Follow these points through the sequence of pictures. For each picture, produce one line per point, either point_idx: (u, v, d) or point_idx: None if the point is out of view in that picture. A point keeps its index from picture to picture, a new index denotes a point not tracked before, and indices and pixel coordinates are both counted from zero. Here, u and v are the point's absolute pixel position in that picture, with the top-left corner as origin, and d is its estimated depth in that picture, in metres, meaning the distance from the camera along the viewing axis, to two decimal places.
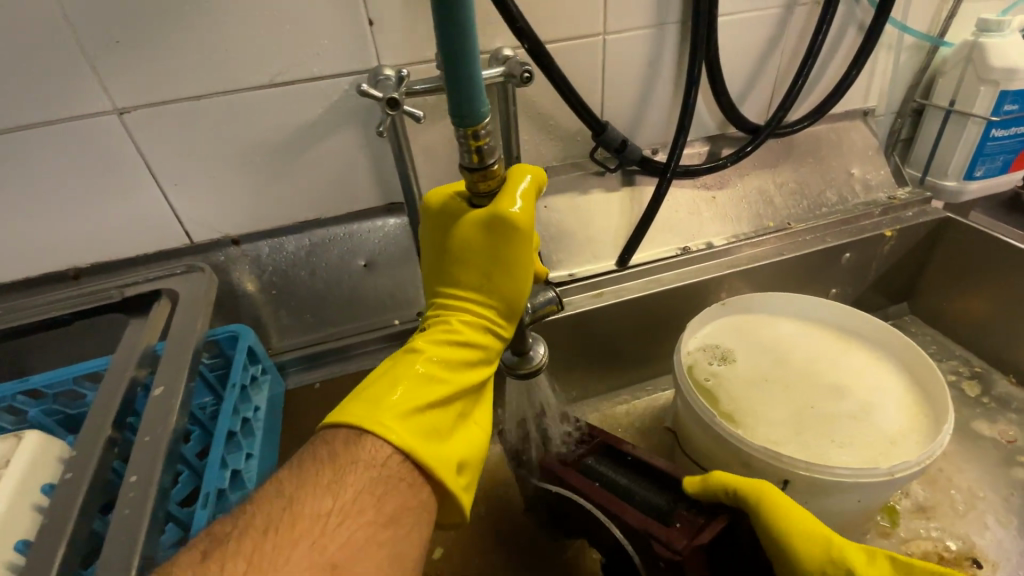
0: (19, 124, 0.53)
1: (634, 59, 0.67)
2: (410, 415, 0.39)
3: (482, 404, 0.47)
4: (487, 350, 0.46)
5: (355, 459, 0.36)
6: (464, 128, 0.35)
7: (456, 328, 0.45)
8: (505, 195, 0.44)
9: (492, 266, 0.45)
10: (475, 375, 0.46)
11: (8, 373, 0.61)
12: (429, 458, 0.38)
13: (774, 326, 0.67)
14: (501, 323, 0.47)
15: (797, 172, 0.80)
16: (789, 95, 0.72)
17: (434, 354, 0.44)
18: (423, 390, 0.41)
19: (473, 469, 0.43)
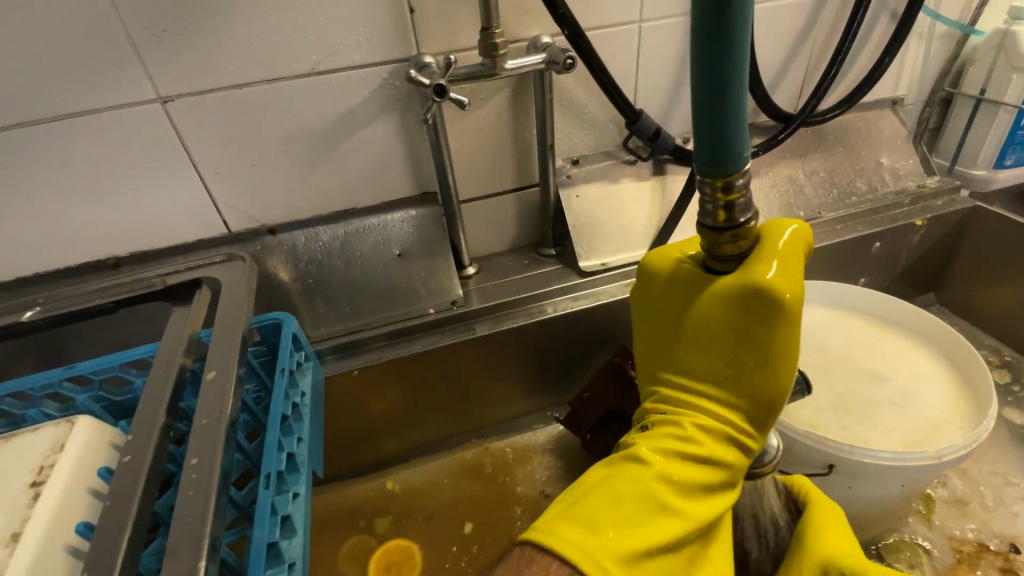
0: (66, 113, 0.53)
1: (669, 48, 0.68)
2: (633, 559, 0.36)
3: (718, 539, 0.43)
4: (723, 467, 0.43)
5: None
6: (715, 183, 0.33)
7: (692, 437, 0.43)
8: (758, 258, 0.41)
9: (742, 359, 0.42)
10: (713, 499, 0.42)
11: (51, 361, 0.62)
12: None
13: (808, 314, 0.67)
14: (748, 431, 0.43)
15: (826, 162, 0.80)
16: (822, 84, 0.72)
17: (669, 471, 0.41)
18: (645, 525, 0.38)
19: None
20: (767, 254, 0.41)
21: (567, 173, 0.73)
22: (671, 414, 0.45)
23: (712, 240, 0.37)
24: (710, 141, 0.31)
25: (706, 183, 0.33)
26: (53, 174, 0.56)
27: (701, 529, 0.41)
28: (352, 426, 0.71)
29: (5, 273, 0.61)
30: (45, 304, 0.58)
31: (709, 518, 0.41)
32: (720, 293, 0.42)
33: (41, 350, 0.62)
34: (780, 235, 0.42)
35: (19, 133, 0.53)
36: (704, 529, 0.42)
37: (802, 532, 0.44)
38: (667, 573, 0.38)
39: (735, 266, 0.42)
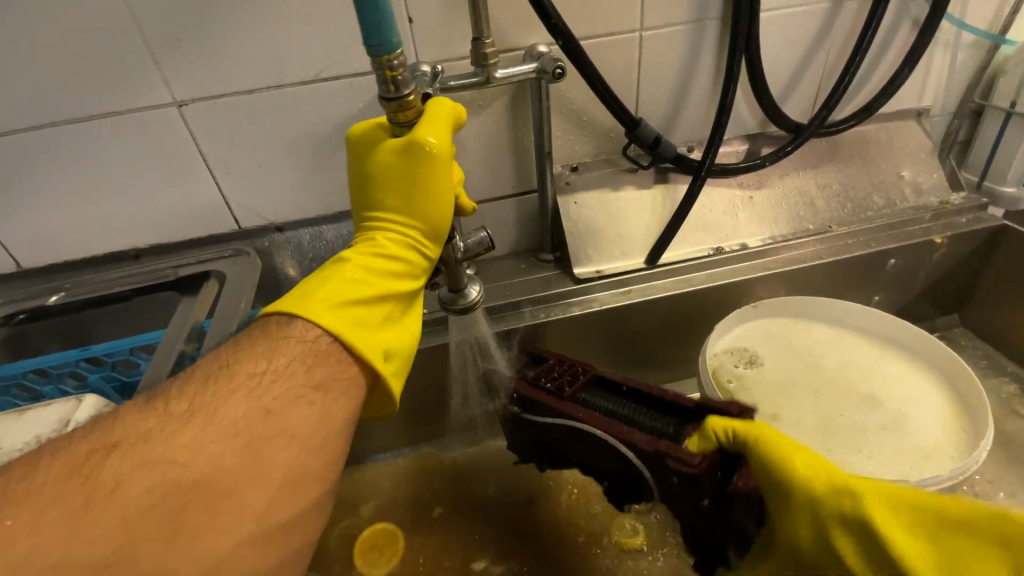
0: (92, 115, 0.58)
1: (671, 56, 0.67)
2: (339, 307, 0.44)
3: (413, 314, 0.51)
4: (413, 266, 0.49)
5: (286, 335, 0.41)
6: (378, 59, 0.38)
7: (383, 244, 0.48)
8: (423, 124, 0.46)
9: (413, 191, 0.47)
10: (402, 285, 0.49)
11: (74, 341, 0.68)
12: (354, 341, 0.43)
13: (807, 331, 0.65)
14: (427, 245, 0.49)
15: (841, 174, 0.77)
16: (834, 94, 0.69)
17: (364, 262, 0.47)
18: (350, 289, 0.45)
19: (401, 363, 0.48)
20: (428, 121, 0.46)
21: (566, 180, 0.73)
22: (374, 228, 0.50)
23: (389, 110, 0.43)
24: (370, 26, 0.36)
25: (374, 63, 0.38)
26: (79, 170, 0.61)
27: (395, 303, 0.48)
28: None
29: (38, 259, 0.66)
30: (69, 290, 0.63)
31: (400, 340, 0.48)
32: (392, 144, 0.47)
33: (67, 331, 0.67)
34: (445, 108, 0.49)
35: (50, 132, 0.58)
36: (400, 302, 0.49)
37: (771, 467, 0.45)
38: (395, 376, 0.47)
39: (407, 125, 0.46)
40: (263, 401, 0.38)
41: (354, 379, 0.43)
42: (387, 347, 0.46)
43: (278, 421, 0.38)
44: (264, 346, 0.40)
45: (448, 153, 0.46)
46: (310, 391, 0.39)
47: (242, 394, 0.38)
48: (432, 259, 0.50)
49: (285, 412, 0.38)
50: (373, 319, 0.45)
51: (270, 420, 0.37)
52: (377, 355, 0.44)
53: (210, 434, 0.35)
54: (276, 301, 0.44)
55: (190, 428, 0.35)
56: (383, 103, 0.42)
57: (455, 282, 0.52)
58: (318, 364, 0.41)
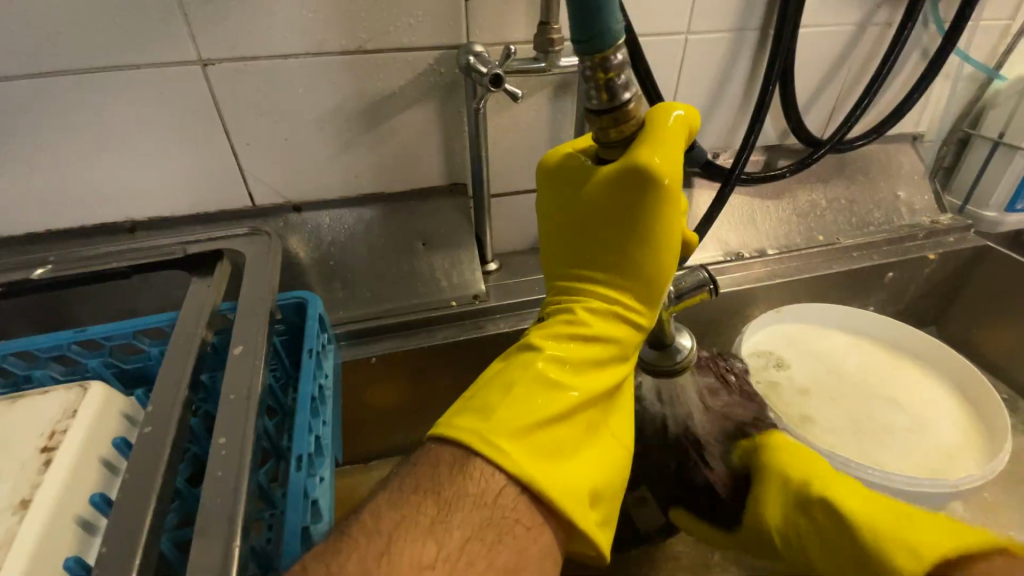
0: (102, 66, 0.51)
1: (711, 62, 0.68)
2: (529, 432, 0.38)
3: (614, 412, 0.46)
4: (617, 344, 0.45)
5: (463, 493, 0.34)
6: (593, 59, 0.34)
7: (581, 320, 0.45)
8: (646, 140, 0.42)
9: (625, 238, 0.45)
10: (608, 375, 0.45)
11: (51, 321, 0.59)
12: (548, 485, 0.36)
13: (826, 337, 0.68)
14: (633, 307, 0.46)
15: (848, 189, 0.81)
16: (854, 113, 0.73)
17: (563, 355, 0.43)
18: (545, 395, 0.40)
19: (606, 499, 0.41)
20: (652, 138, 0.42)
21: None
22: (571, 299, 0.47)
23: (599, 125, 0.40)
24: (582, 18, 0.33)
25: (585, 65, 0.35)
26: (79, 127, 0.54)
27: (596, 404, 0.44)
28: (355, 414, 0.71)
29: (14, 227, 0.58)
30: (58, 263, 0.55)
31: (603, 389, 0.43)
32: (605, 175, 0.44)
33: (45, 310, 0.59)
34: (670, 115, 0.44)
35: (50, 81, 0.51)
36: (603, 401, 0.44)
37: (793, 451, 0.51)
38: (602, 511, 0.41)
39: (621, 151, 0.43)
40: None
41: (545, 538, 0.35)
42: (591, 472, 0.40)
43: None
44: (433, 512, 0.33)
45: (674, 182, 0.42)
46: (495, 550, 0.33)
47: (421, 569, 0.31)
48: (643, 326, 0.46)
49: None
50: (567, 440, 0.40)
51: None
52: (577, 496, 0.37)
53: None
54: (443, 416, 0.39)
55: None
56: (593, 116, 0.39)
57: (661, 339, 0.51)
58: (499, 539, 0.33)
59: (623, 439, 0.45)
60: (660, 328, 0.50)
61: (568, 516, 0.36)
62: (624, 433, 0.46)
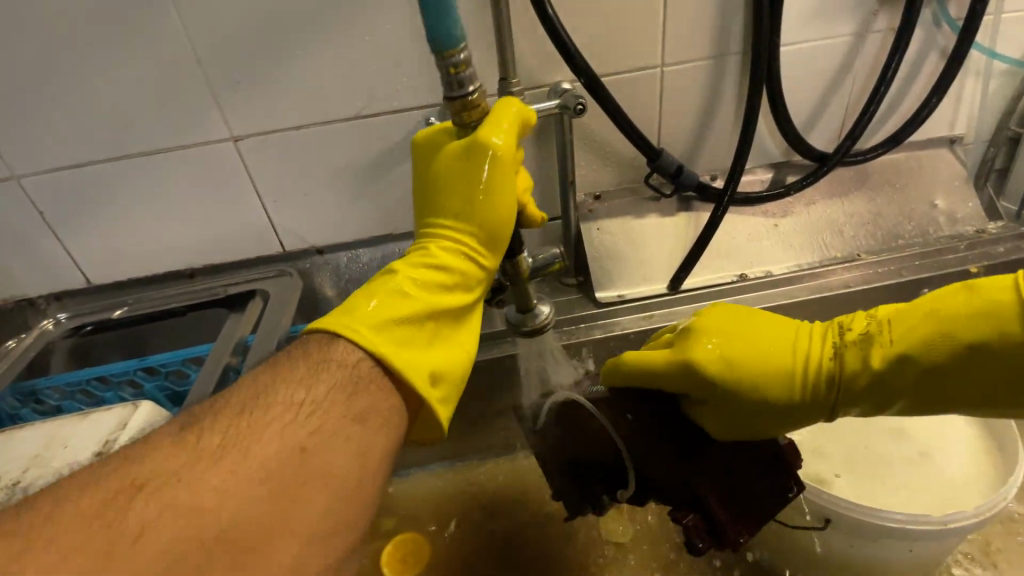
0: (160, 148, 0.65)
1: (693, 89, 0.69)
2: (385, 326, 0.43)
3: (464, 334, 0.50)
4: (463, 275, 0.49)
5: (327, 358, 0.41)
6: (442, 55, 0.40)
7: (433, 254, 0.49)
8: (489, 125, 0.48)
9: (470, 192, 0.48)
10: (450, 300, 0.48)
11: (133, 350, 0.74)
12: (397, 360, 0.42)
13: None
14: (480, 253, 0.49)
15: (872, 202, 0.76)
16: (858, 124, 0.70)
17: (411, 279, 0.47)
18: (398, 304, 0.45)
19: (449, 385, 0.46)
20: (493, 120, 0.48)
21: (589, 208, 0.76)
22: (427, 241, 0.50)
23: (457, 111, 0.46)
24: (435, 21, 0.38)
25: (437, 57, 0.40)
26: (146, 196, 0.68)
27: (443, 316, 0.48)
28: None
29: (107, 276, 0.74)
30: (131, 304, 0.71)
31: (445, 308, 0.48)
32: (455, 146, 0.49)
33: (128, 343, 0.74)
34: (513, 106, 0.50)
35: (126, 162, 0.66)
36: (446, 319, 0.48)
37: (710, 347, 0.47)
38: (444, 394, 0.46)
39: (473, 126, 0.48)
40: (297, 440, 0.36)
41: (394, 409, 0.41)
42: (431, 360, 0.45)
43: (314, 461, 0.35)
44: (304, 371, 0.40)
45: (508, 164, 0.47)
46: (348, 425, 0.38)
47: (276, 428, 0.36)
48: (489, 268, 0.50)
49: (322, 453, 0.36)
50: (416, 338, 0.45)
51: (306, 463, 0.35)
52: (422, 374, 0.43)
53: (244, 474, 0.33)
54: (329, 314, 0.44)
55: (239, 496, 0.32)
56: (448, 103, 0.45)
57: (523, 305, 0.58)
58: (356, 393, 0.39)
59: (468, 348, 0.50)
60: (523, 293, 0.57)
61: (416, 389, 0.42)
62: (472, 347, 0.50)
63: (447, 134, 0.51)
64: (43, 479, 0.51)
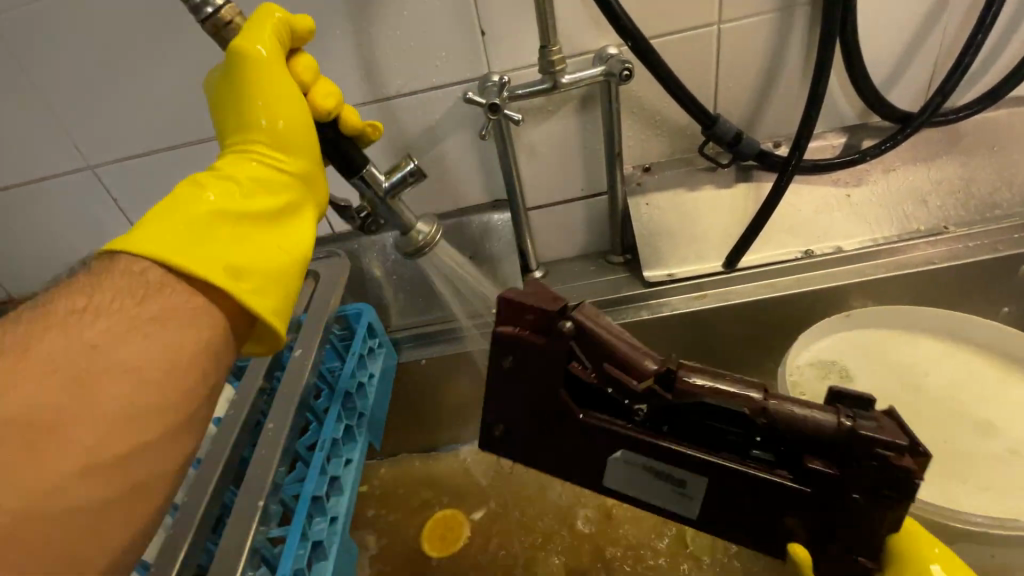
0: (215, 134, 0.68)
1: (754, 47, 0.63)
2: (174, 228, 0.38)
3: (296, 236, 0.45)
4: (270, 182, 0.43)
5: (111, 272, 0.35)
6: None
7: (230, 168, 0.43)
8: (252, 31, 0.43)
9: (255, 99, 0.44)
10: (266, 205, 0.43)
11: None
12: (184, 258, 0.36)
13: (913, 345, 0.60)
14: (278, 158, 0.45)
15: (963, 168, 0.68)
16: (950, 78, 0.61)
17: (212, 189, 0.42)
18: (192, 208, 0.40)
19: (272, 284, 0.41)
20: (253, 27, 0.43)
21: (638, 181, 0.72)
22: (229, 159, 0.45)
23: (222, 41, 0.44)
24: None
25: None
26: None
27: (264, 225, 0.43)
28: (420, 411, 0.78)
29: None
30: None
31: (257, 211, 0.42)
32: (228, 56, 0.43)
33: None
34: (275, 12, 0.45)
35: (184, 149, 0.69)
36: (265, 222, 0.43)
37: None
38: (270, 299, 0.40)
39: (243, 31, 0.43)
40: (88, 338, 0.32)
41: (203, 313, 0.36)
42: (244, 259, 0.39)
43: (104, 357, 0.32)
44: (85, 286, 0.35)
45: (280, 70, 0.44)
46: (144, 324, 0.34)
47: (59, 333, 0.32)
48: (299, 176, 0.45)
49: (119, 348, 0.32)
50: (222, 238, 0.39)
51: (94, 359, 0.32)
52: (226, 270, 0.38)
53: (19, 377, 0.29)
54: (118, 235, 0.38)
55: (54, 440, 0.29)
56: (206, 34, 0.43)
57: (403, 225, 0.53)
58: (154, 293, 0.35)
59: (299, 250, 0.44)
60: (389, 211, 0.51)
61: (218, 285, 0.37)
62: (303, 249, 0.44)
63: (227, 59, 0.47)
64: None
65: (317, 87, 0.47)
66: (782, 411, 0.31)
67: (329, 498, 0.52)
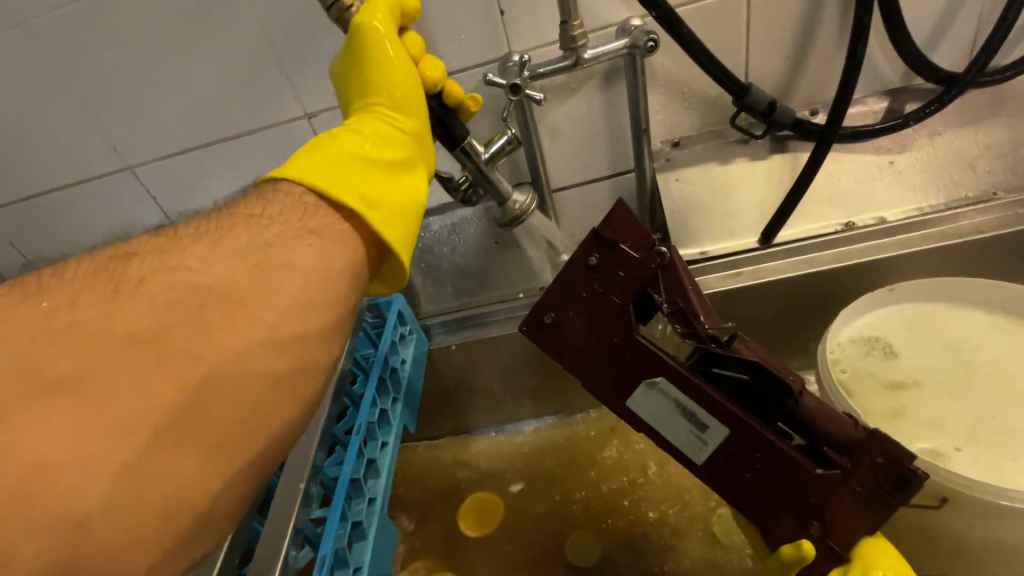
0: (244, 130, 0.69)
1: (786, 10, 0.60)
2: (317, 162, 0.42)
3: (412, 183, 0.48)
4: (391, 136, 0.48)
5: (276, 189, 0.40)
6: None
7: (359, 123, 0.48)
8: (369, 6, 0.48)
9: (375, 66, 0.48)
10: (393, 150, 0.47)
11: None
12: (327, 186, 0.40)
13: (962, 319, 0.57)
14: (398, 118, 0.49)
15: (1018, 129, 0.63)
16: (995, 34, 0.57)
17: (348, 135, 0.46)
18: (330, 150, 0.44)
19: (398, 218, 0.44)
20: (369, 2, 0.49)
21: (667, 157, 0.70)
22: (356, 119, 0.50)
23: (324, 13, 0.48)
24: None
25: None
26: (237, 176, 0.73)
27: (387, 171, 0.46)
28: (451, 395, 0.79)
29: None
30: None
31: (385, 153, 0.46)
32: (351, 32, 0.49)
33: None
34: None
35: (216, 146, 0.71)
36: (390, 169, 0.47)
37: None
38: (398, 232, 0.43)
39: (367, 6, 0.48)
40: (266, 236, 0.35)
41: (349, 232, 0.40)
42: (373, 192, 0.43)
43: (278, 255, 0.35)
44: (254, 201, 0.39)
45: (393, 39, 0.48)
46: (310, 233, 0.37)
47: (244, 227, 0.36)
48: (413, 132, 0.49)
49: (291, 248, 0.35)
50: (359, 173, 0.43)
51: (272, 254, 0.35)
52: (359, 197, 0.41)
53: (219, 251, 0.33)
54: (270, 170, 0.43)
55: (243, 312, 0.31)
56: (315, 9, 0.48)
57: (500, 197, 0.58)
58: (313, 212, 0.39)
59: (417, 197, 0.47)
60: (491, 183, 0.57)
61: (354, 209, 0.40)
62: (419, 194, 0.48)
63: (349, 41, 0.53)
64: None
65: (423, 61, 0.52)
66: (816, 406, 0.40)
67: (366, 480, 0.53)
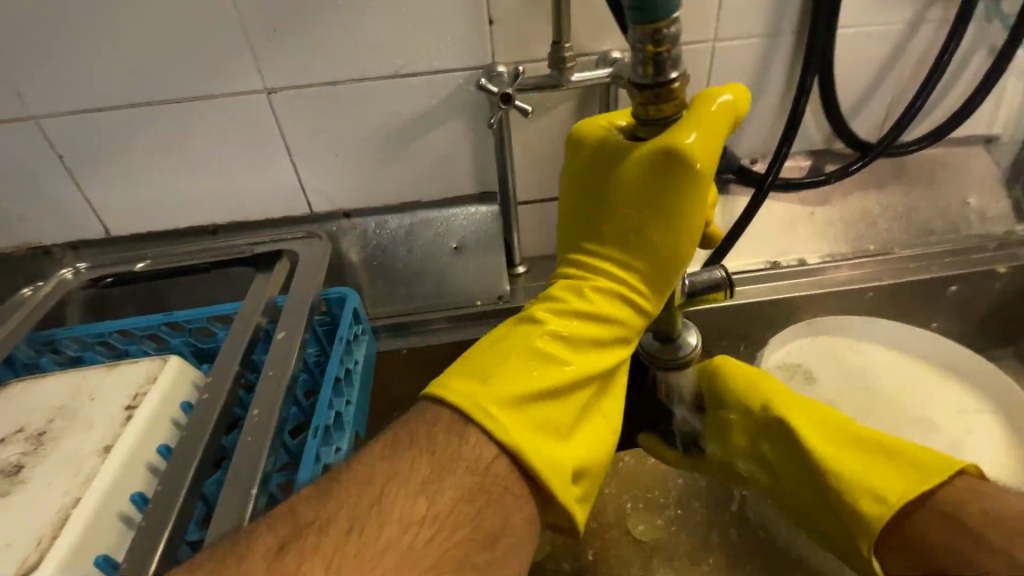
0: (188, 96, 0.62)
1: (741, 67, 0.67)
2: (523, 409, 0.42)
3: (612, 397, 0.50)
4: (616, 327, 0.49)
5: (457, 458, 0.39)
6: (646, 25, 0.34)
7: (586, 296, 0.48)
8: (682, 126, 0.44)
9: (649, 213, 0.46)
10: (605, 357, 0.48)
11: (154, 304, 0.73)
12: (540, 464, 0.40)
13: (864, 351, 0.66)
14: (645, 294, 0.48)
15: (907, 197, 0.75)
16: (903, 117, 0.68)
17: (562, 330, 0.47)
18: (537, 380, 0.43)
19: (589, 481, 0.46)
20: (701, 127, 0.44)
21: None
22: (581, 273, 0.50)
23: (641, 100, 0.40)
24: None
25: (637, 32, 0.35)
26: (171, 145, 0.66)
27: (598, 380, 0.48)
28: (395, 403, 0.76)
29: (126, 228, 0.72)
30: (155, 257, 0.68)
31: (596, 369, 0.47)
32: (642, 154, 0.45)
33: (148, 295, 0.72)
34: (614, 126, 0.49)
35: (151, 110, 0.63)
36: (598, 382, 0.48)
37: None
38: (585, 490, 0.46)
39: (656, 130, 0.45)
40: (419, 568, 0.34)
41: (530, 524, 0.41)
42: (574, 453, 0.44)
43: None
44: (427, 473, 0.38)
45: (709, 169, 0.44)
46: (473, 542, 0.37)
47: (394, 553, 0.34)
48: (648, 313, 0.49)
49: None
50: (556, 419, 0.44)
51: None
52: (564, 477, 0.42)
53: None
54: (455, 386, 0.42)
55: None
56: (635, 91, 0.39)
57: (666, 335, 0.53)
58: (487, 505, 0.38)
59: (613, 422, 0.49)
60: (667, 324, 0.53)
61: (552, 492, 0.41)
62: (615, 416, 0.50)
63: (601, 131, 0.49)
64: (71, 432, 0.50)
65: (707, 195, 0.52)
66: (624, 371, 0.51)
67: None
